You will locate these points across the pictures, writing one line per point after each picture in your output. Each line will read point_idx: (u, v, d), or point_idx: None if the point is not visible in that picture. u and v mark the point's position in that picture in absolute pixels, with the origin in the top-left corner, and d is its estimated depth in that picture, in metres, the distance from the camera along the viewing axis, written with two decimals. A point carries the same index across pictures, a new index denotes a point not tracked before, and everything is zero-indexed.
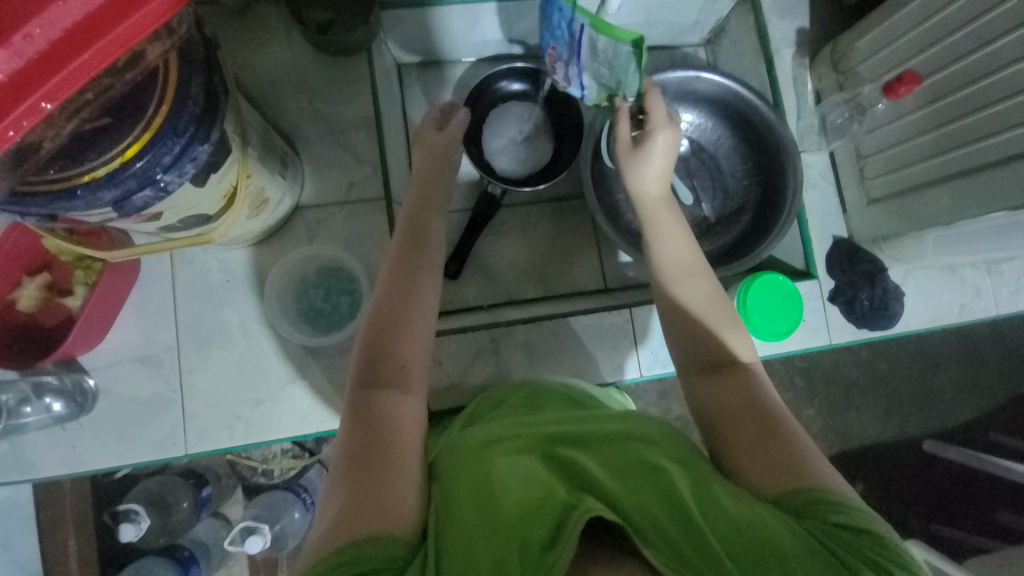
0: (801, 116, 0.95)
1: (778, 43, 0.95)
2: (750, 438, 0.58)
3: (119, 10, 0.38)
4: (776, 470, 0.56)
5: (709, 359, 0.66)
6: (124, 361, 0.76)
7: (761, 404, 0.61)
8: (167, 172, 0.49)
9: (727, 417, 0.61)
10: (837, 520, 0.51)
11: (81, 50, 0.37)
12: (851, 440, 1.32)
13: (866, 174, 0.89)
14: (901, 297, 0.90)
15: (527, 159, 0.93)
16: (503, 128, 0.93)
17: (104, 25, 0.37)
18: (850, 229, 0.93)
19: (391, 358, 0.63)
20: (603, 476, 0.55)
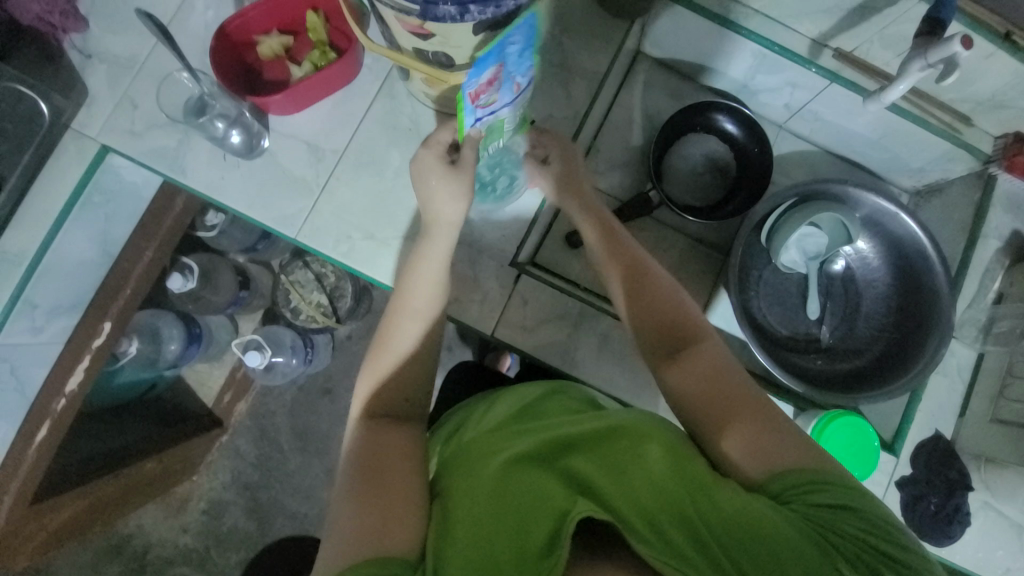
0: (971, 306, 0.90)
1: (990, 231, 0.92)
2: (730, 424, 0.62)
3: None
4: (770, 458, 0.60)
5: (665, 349, 0.70)
6: (297, 139, 0.84)
7: (726, 383, 0.65)
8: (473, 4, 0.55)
9: (706, 425, 0.64)
10: (818, 501, 0.56)
11: None
12: None
13: (1005, 393, 0.84)
14: (967, 524, 0.84)
15: (694, 189, 1.00)
16: (693, 155, 1.00)
17: None
18: (956, 433, 0.87)
19: (392, 391, 0.69)
20: (591, 472, 0.58)
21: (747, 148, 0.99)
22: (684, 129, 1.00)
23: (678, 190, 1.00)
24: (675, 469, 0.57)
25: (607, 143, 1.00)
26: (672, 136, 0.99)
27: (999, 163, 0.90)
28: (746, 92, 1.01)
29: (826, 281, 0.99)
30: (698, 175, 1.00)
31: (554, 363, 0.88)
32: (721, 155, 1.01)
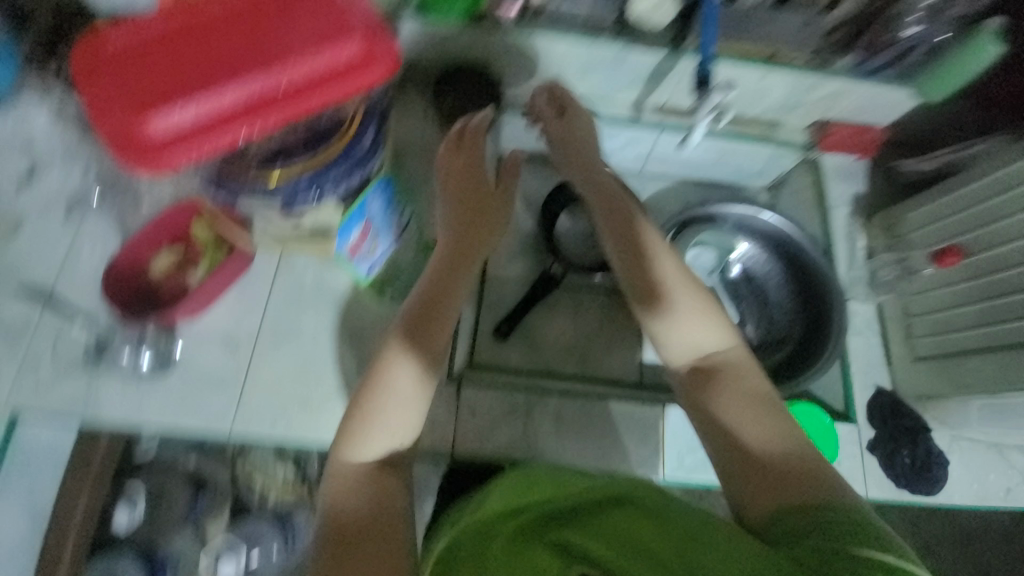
0: (851, 267, 1.01)
1: (834, 202, 1.07)
2: (748, 455, 0.65)
3: (290, 96, 0.53)
4: (781, 490, 0.62)
5: (708, 363, 0.72)
6: (209, 337, 0.86)
7: (763, 403, 0.68)
8: (329, 185, 0.63)
9: (733, 438, 0.67)
10: (823, 538, 0.55)
11: (285, 102, 0.53)
12: None
13: (913, 332, 0.92)
14: (945, 463, 0.88)
15: (588, 248, 1.10)
16: (576, 221, 1.11)
17: (288, 96, 0.53)
18: (894, 382, 0.93)
19: (360, 501, 0.65)
20: (584, 550, 0.54)
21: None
22: (560, 203, 1.11)
23: (576, 253, 1.09)
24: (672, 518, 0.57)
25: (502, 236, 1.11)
26: (552, 213, 1.11)
27: (817, 145, 1.07)
28: (600, 157, 1.16)
29: (731, 287, 1.09)
30: (588, 236, 1.11)
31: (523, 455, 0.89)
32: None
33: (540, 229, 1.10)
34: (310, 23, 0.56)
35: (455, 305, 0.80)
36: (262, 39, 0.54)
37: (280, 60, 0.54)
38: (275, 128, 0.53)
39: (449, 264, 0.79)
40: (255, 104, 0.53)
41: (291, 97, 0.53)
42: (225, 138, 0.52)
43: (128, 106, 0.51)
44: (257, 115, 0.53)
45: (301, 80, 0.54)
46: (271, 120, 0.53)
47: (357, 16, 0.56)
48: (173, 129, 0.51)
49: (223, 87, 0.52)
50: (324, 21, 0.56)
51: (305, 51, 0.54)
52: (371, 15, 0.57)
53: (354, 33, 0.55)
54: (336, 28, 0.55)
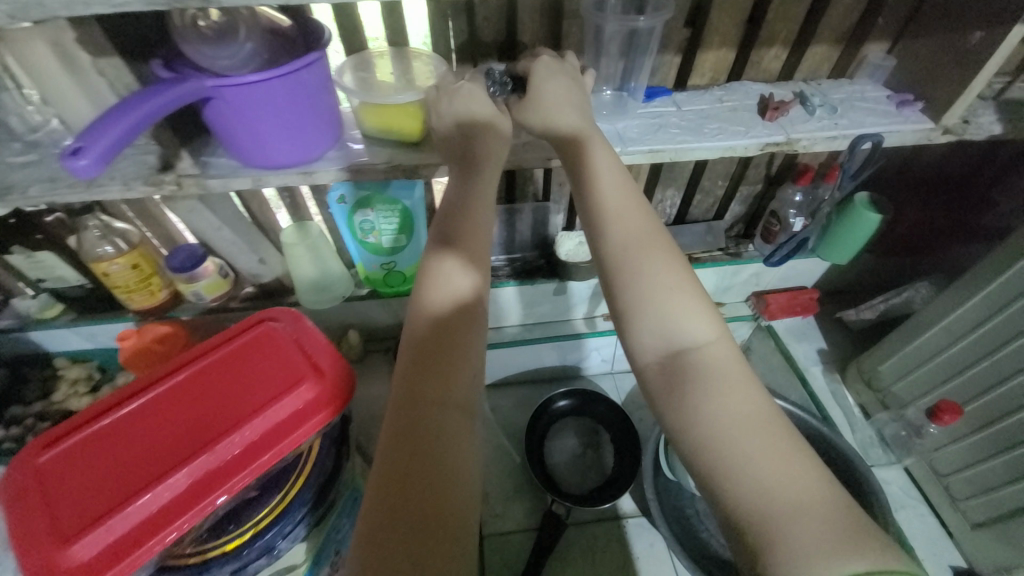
0: (855, 429, 0.97)
1: (804, 362, 1.08)
2: (752, 479, 0.44)
3: (239, 465, 0.52)
4: (816, 543, 0.40)
5: (678, 354, 0.53)
6: None
7: (759, 418, 0.47)
8: (285, 538, 0.56)
9: (738, 453, 0.45)
10: None
11: (235, 473, 0.52)
12: None
13: (955, 495, 0.83)
14: None
15: (584, 471, 1.02)
16: (564, 442, 1.05)
17: (238, 465, 0.52)
18: (968, 558, 0.81)
19: None
20: None
21: (602, 412, 1.08)
22: (543, 428, 1.06)
23: (574, 479, 1.01)
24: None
25: (490, 478, 1.02)
26: (538, 439, 1.05)
27: (764, 316, 1.10)
28: (570, 368, 1.17)
29: None
30: (580, 456, 1.04)
31: None
32: (586, 429, 1.08)
33: (529, 462, 1.01)
34: (261, 374, 0.58)
35: (455, 396, 0.52)
36: (211, 404, 0.56)
37: (231, 420, 0.54)
38: (230, 495, 0.52)
39: (435, 371, 0.52)
40: (206, 477, 0.51)
41: (245, 457, 0.53)
42: (176, 525, 0.49)
43: (66, 520, 0.49)
44: (209, 489, 0.51)
45: (254, 437, 0.54)
46: (225, 489, 0.51)
47: (306, 355, 0.60)
48: (111, 542, 0.48)
49: (167, 476, 0.50)
50: (275, 368, 0.58)
51: (257, 404, 0.55)
52: (319, 347, 0.60)
53: (304, 373, 0.58)
54: (287, 374, 0.58)
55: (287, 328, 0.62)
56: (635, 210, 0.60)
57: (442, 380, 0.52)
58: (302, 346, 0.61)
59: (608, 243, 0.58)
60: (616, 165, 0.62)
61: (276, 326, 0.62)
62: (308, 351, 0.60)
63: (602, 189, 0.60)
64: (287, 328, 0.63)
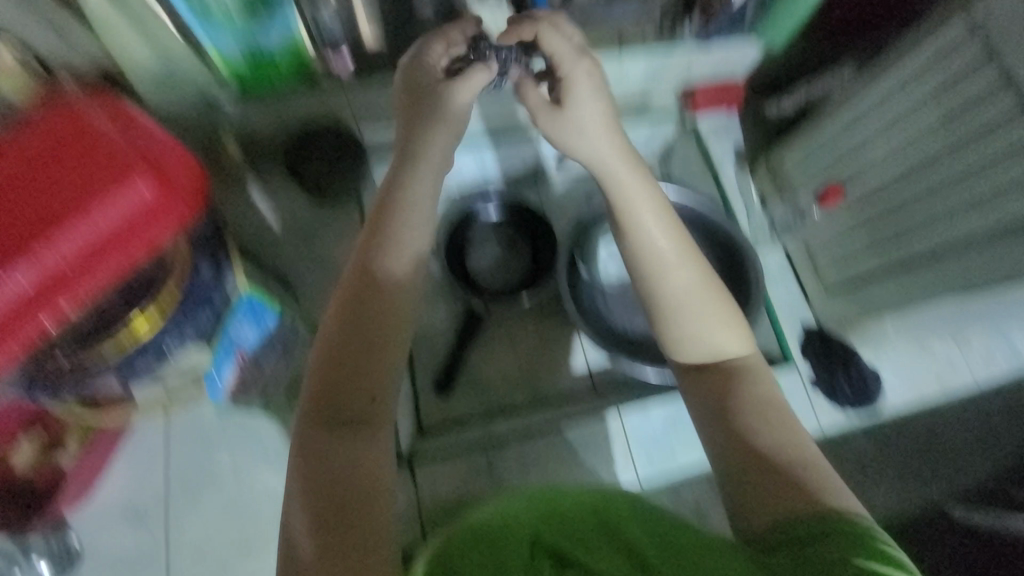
0: (752, 218, 1.04)
1: (719, 158, 1.08)
2: (781, 478, 0.56)
3: (85, 271, 0.48)
4: (762, 486, 0.56)
5: (712, 376, 0.64)
6: (113, 518, 0.74)
7: (780, 419, 0.60)
8: (173, 339, 0.57)
9: (751, 422, 0.60)
10: (828, 543, 0.50)
11: (85, 279, 0.48)
12: None
13: (821, 266, 0.96)
14: (878, 377, 0.92)
15: (501, 271, 1.04)
16: (483, 246, 1.05)
17: (85, 271, 0.48)
18: (817, 314, 0.97)
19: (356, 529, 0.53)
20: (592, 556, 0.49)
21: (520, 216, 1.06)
22: (462, 234, 1.05)
23: (491, 280, 1.03)
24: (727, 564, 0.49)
25: None
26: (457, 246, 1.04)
27: (688, 112, 1.07)
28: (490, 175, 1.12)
29: None
30: (498, 258, 1.05)
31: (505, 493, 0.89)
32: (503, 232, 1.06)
33: (448, 267, 1.02)
34: (82, 172, 0.49)
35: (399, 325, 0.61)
36: (22, 209, 0.47)
37: (56, 224, 0.47)
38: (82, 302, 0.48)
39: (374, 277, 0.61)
40: (46, 285, 0.46)
41: (89, 263, 0.48)
42: (27, 332, 0.46)
43: None
44: (54, 296, 0.47)
45: (92, 242, 0.48)
46: (73, 296, 0.47)
47: (139, 151, 0.51)
48: None
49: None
50: (99, 167, 0.50)
51: (85, 206, 0.48)
52: (157, 145, 0.52)
53: (140, 170, 0.50)
54: (116, 171, 0.50)
55: (107, 122, 0.52)
56: (643, 189, 0.67)
57: (390, 298, 0.61)
58: (132, 141, 0.51)
59: (642, 242, 0.66)
60: (630, 156, 0.68)
61: (89, 119, 0.52)
62: (139, 147, 0.51)
63: (604, 161, 0.67)
64: (107, 121, 0.52)
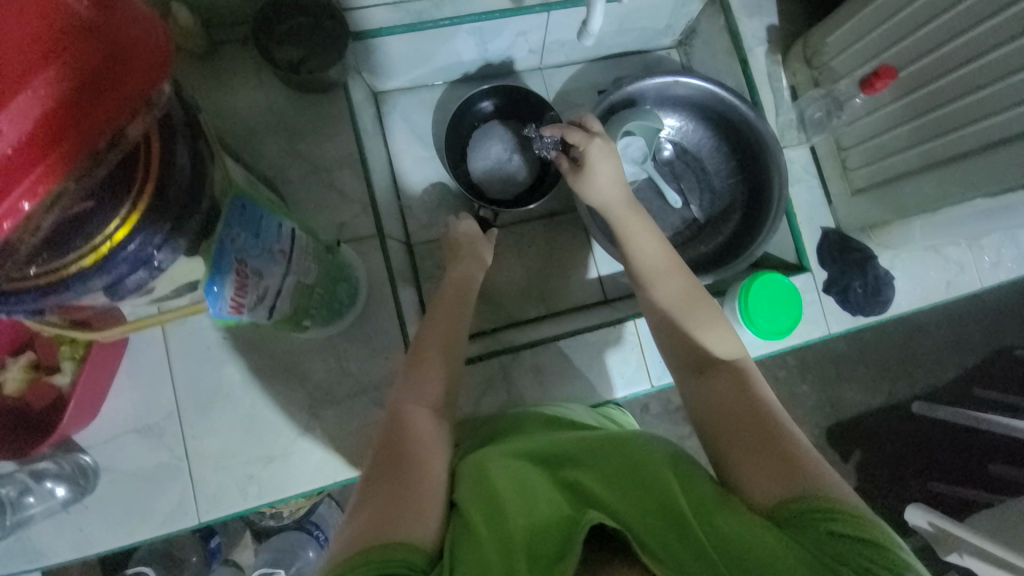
0: (779, 112, 0.95)
1: (749, 42, 0.96)
2: (774, 458, 0.52)
3: (26, 157, 0.35)
4: (767, 465, 0.52)
5: (696, 359, 0.65)
6: (122, 435, 0.72)
7: (766, 411, 0.57)
8: (161, 251, 0.47)
9: (739, 410, 0.57)
10: (838, 530, 0.45)
11: (28, 168, 0.35)
12: (845, 410, 1.46)
13: (849, 166, 0.90)
14: (892, 282, 0.90)
15: (509, 181, 0.96)
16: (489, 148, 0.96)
17: (26, 158, 0.35)
18: (837, 218, 0.93)
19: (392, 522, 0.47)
20: (598, 482, 0.52)
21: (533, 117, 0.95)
22: (465, 135, 0.97)
23: (499, 190, 0.96)
24: (682, 482, 0.51)
25: (413, 194, 0.97)
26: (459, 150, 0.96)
27: None
28: (491, 63, 0.99)
29: (667, 169, 1.03)
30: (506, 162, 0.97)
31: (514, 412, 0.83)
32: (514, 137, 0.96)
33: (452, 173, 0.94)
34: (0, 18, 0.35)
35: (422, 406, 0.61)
36: None
37: None
38: (41, 198, 0.36)
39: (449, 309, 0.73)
40: None
41: (40, 146, 0.36)
42: None
43: None
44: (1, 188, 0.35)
45: (41, 117, 0.36)
46: (26, 191, 0.35)
47: None
48: None
49: None
50: (24, 11, 0.36)
51: (22, 66, 0.35)
52: None
53: (91, 26, 0.38)
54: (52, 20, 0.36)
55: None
56: (642, 230, 0.75)
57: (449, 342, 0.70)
58: None
59: (636, 266, 0.74)
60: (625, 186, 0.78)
61: None
62: None
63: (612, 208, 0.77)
64: None
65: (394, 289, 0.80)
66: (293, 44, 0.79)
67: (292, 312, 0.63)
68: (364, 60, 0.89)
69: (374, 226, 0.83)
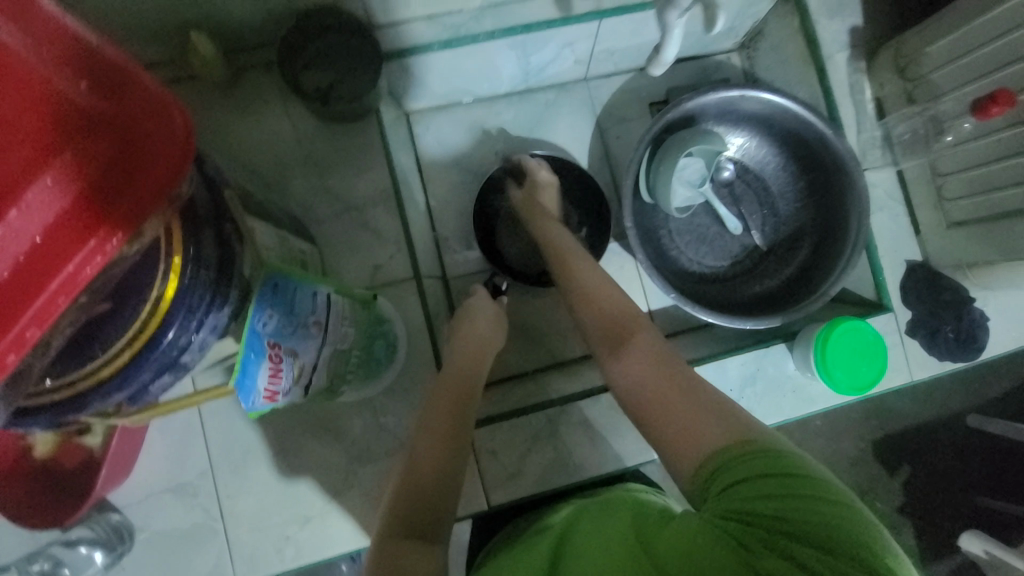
0: (862, 129, 0.85)
1: (829, 48, 0.83)
2: (669, 424, 0.48)
3: (43, 268, 0.31)
4: (675, 426, 0.47)
5: (615, 329, 0.58)
6: (157, 493, 0.70)
7: (683, 381, 0.50)
8: (190, 351, 0.43)
9: (658, 407, 0.49)
10: (758, 476, 0.41)
11: (46, 280, 0.31)
12: (893, 426, 1.16)
13: (944, 194, 0.79)
14: (988, 324, 0.79)
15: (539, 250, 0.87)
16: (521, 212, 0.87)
17: (41, 273, 0.31)
18: (926, 252, 0.82)
19: None
20: (569, 567, 0.44)
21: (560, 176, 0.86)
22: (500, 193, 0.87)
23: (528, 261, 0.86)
24: (627, 527, 0.46)
25: (446, 222, 0.88)
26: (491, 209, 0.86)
27: None
28: (534, 76, 0.90)
29: (726, 190, 0.93)
30: None
31: (564, 481, 0.76)
32: None
33: (477, 221, 0.85)
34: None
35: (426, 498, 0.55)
36: None
37: None
38: (50, 322, 0.31)
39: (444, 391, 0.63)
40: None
41: (44, 262, 0.31)
42: None
43: None
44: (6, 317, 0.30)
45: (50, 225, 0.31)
46: (34, 316, 0.31)
47: (76, 82, 0.32)
48: None
49: None
50: (13, 107, 0.31)
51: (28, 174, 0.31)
52: (104, 71, 0.33)
53: (90, 114, 0.32)
54: (50, 114, 0.31)
55: (5, 28, 0.31)
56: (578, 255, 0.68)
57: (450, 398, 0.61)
58: (61, 63, 0.32)
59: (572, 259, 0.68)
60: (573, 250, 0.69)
61: None
62: (79, 75, 0.33)
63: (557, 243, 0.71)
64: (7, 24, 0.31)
65: (431, 336, 0.75)
66: (318, 69, 0.71)
67: (328, 381, 0.59)
68: (396, 83, 0.81)
69: (410, 265, 0.78)
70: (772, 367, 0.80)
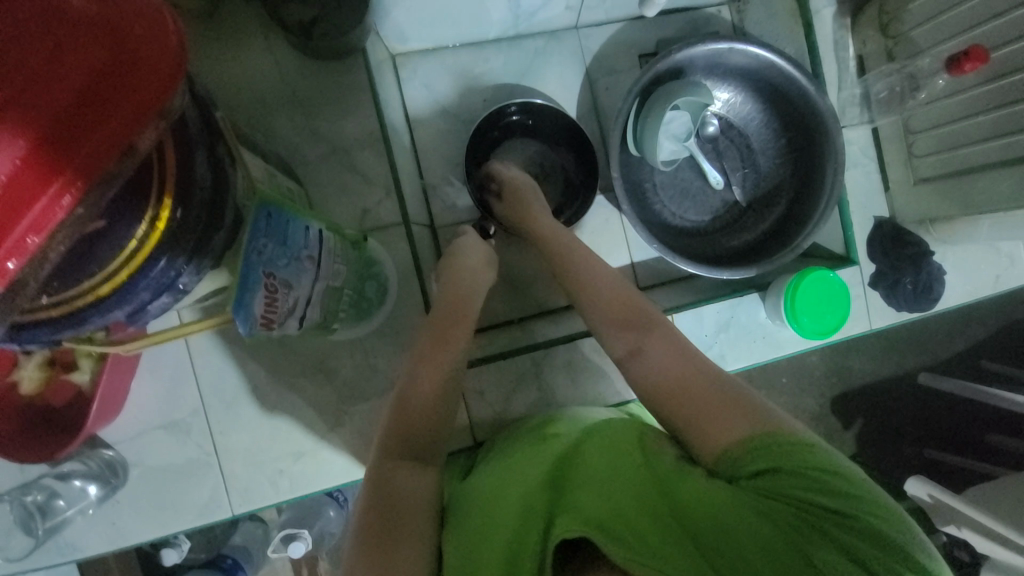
0: (842, 87, 0.87)
1: (817, 3, 0.85)
2: (704, 407, 0.52)
3: (38, 176, 0.30)
4: (715, 417, 0.51)
5: (628, 314, 0.60)
6: (149, 430, 0.71)
7: (710, 374, 0.54)
8: (184, 273, 0.43)
9: (688, 410, 0.52)
10: (802, 468, 0.47)
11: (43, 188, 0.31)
12: (852, 378, 1.25)
13: (914, 152, 0.83)
14: (944, 277, 0.85)
15: None
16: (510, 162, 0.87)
17: (37, 179, 0.31)
18: (893, 208, 0.87)
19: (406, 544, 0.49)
20: (578, 493, 0.50)
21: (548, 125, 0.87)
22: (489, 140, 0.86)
23: None
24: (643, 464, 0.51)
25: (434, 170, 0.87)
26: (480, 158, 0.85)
27: None
28: (525, 22, 0.88)
29: (710, 145, 0.94)
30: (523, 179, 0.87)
31: None
32: (529, 159, 0.87)
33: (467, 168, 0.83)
34: None
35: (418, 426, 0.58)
36: None
37: None
38: (48, 231, 0.31)
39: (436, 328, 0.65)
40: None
41: (40, 168, 0.30)
42: None
43: None
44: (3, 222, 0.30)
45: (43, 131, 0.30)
46: (32, 223, 0.31)
47: None
48: None
49: None
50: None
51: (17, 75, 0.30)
52: None
53: (82, 19, 0.31)
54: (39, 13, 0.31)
55: None
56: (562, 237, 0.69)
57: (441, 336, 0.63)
58: None
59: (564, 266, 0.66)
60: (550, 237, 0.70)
61: None
62: None
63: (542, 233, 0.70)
64: None
65: (421, 280, 0.77)
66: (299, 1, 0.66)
67: (320, 317, 0.60)
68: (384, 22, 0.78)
69: (399, 211, 0.78)
70: (745, 315, 0.85)
